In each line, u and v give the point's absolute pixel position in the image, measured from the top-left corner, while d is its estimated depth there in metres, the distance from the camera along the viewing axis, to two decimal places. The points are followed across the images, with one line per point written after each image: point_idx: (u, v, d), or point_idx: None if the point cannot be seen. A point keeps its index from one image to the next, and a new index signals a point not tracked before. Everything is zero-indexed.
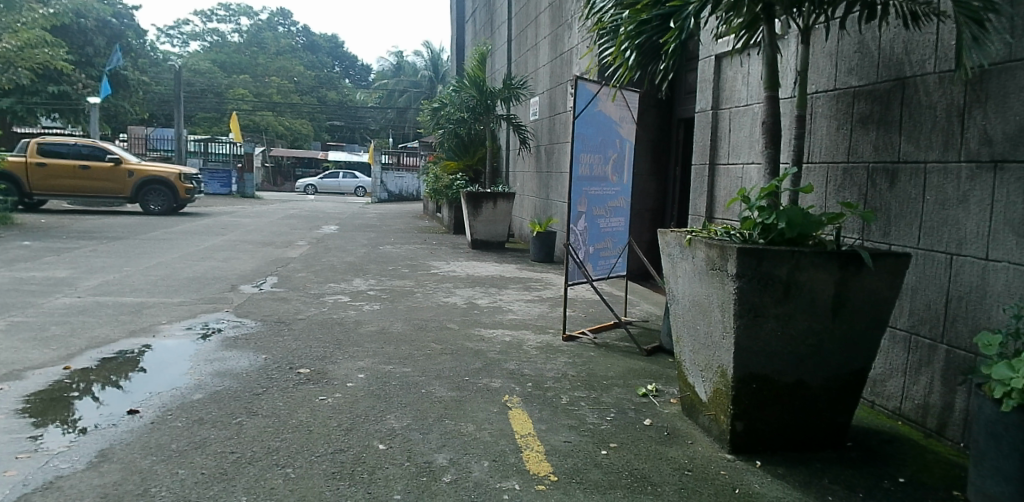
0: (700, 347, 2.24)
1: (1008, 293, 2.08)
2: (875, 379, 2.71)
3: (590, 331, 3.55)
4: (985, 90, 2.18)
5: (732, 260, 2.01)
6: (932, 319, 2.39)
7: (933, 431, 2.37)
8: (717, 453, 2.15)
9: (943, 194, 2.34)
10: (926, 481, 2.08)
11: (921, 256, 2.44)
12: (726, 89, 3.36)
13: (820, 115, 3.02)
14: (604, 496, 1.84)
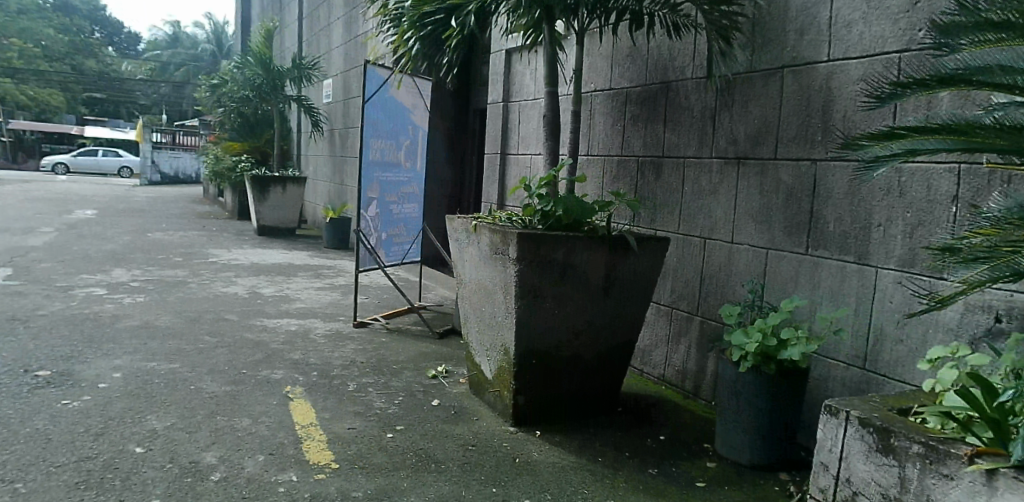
0: (485, 327, 2.34)
1: (747, 270, 2.54)
2: (642, 350, 3.04)
3: (383, 318, 3.57)
4: (731, 96, 2.60)
5: (511, 245, 2.13)
6: (689, 294, 2.78)
7: (690, 392, 2.74)
8: (501, 427, 2.28)
9: (699, 185, 2.72)
10: (681, 436, 2.39)
11: (680, 240, 2.83)
12: (515, 83, 3.52)
13: (598, 112, 3.26)
14: (386, 478, 1.88)
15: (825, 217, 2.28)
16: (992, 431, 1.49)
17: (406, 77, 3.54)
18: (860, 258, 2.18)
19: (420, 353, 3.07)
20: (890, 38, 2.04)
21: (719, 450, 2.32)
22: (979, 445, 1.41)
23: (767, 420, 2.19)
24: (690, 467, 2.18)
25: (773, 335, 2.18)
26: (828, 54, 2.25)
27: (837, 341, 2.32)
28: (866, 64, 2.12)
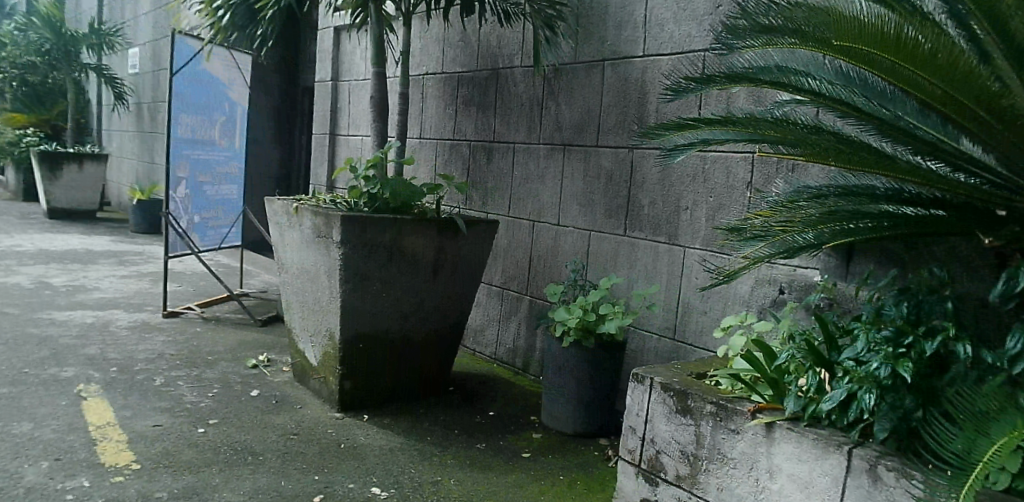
0: (308, 312, 2.34)
1: (571, 251, 2.77)
2: (476, 331, 3.23)
3: (197, 306, 3.62)
4: (557, 87, 2.78)
5: (336, 226, 2.13)
6: (519, 276, 2.99)
7: (519, 369, 2.95)
8: (328, 414, 2.30)
9: (529, 168, 2.91)
10: (509, 412, 2.53)
11: (509, 223, 3.04)
12: (345, 63, 3.99)
13: (431, 94, 3.40)
14: (195, 475, 1.81)
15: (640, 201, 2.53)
16: (773, 388, 2.01)
17: (219, 50, 3.97)
18: (670, 239, 2.46)
19: (242, 340, 3.17)
20: (695, 37, 2.28)
21: (546, 423, 2.47)
22: (760, 403, 1.97)
23: (588, 392, 2.36)
24: (516, 439, 2.35)
25: (593, 310, 2.37)
26: (643, 50, 2.46)
27: (650, 315, 2.59)
28: (676, 60, 2.34)
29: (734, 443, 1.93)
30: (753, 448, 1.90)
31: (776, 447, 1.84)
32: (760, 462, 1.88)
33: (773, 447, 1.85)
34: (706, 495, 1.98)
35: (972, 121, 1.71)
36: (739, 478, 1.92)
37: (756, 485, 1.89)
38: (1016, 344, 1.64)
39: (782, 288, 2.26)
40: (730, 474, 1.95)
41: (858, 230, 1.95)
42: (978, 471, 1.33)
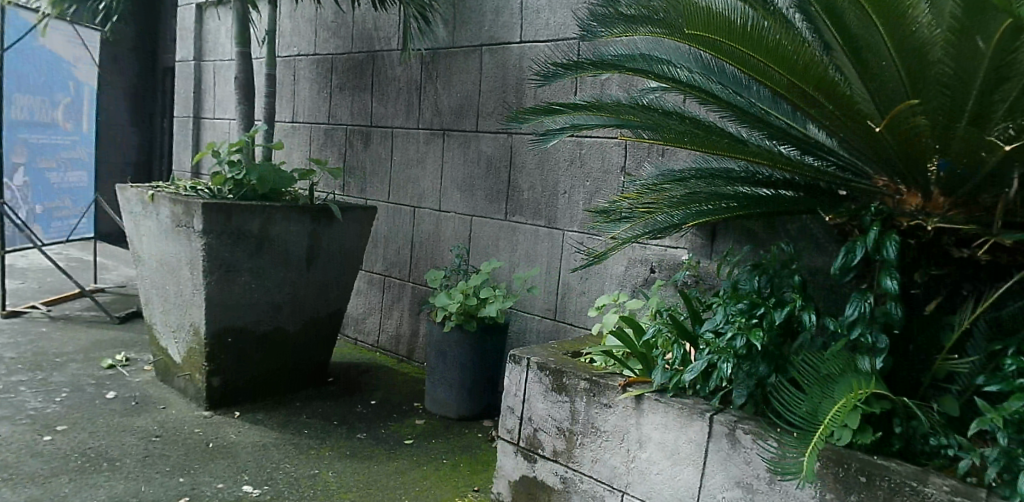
0: (168, 305, 2.85)
1: (453, 234, 3.38)
2: (359, 321, 3.94)
3: (44, 304, 4.34)
4: (437, 71, 3.40)
5: (198, 217, 2.61)
6: (402, 262, 3.67)
7: (405, 356, 3.62)
8: (195, 411, 2.75)
9: (409, 154, 3.55)
10: (387, 399, 3.00)
11: (393, 208, 3.69)
12: (209, 40, 5.08)
13: (304, 75, 4.15)
14: (44, 485, 1.99)
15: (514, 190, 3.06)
16: (643, 362, 2.20)
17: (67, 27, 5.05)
18: (550, 223, 2.90)
19: (96, 340, 3.81)
20: (568, 25, 2.82)
21: (431, 407, 2.84)
22: (628, 376, 2.18)
23: (468, 375, 2.74)
24: (399, 426, 2.70)
25: (473, 295, 2.73)
26: (520, 36, 3.03)
27: (533, 298, 3.00)
28: (553, 46, 2.89)
29: (606, 416, 2.16)
30: (623, 420, 2.13)
31: (643, 418, 2.09)
32: (629, 433, 2.12)
33: (640, 418, 2.10)
34: (581, 467, 2.19)
35: (803, 103, 2.08)
36: (609, 448, 2.15)
37: (624, 454, 2.12)
38: (852, 311, 2.06)
39: (652, 267, 2.63)
40: (602, 445, 2.17)
41: (716, 208, 2.12)
42: (819, 435, 1.73)
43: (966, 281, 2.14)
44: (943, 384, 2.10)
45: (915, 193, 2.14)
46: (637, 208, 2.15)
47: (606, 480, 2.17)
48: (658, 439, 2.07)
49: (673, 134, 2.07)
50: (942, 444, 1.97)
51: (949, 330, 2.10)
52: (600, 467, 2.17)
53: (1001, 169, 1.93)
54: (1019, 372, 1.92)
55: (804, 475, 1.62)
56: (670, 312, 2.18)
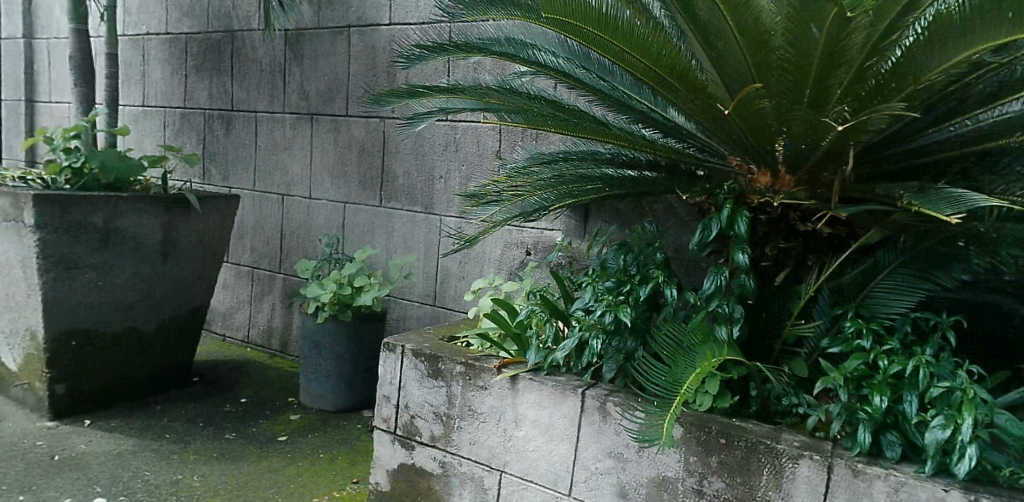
0: (11, 309, 3.09)
1: (325, 223, 3.79)
2: (226, 317, 4.44)
3: None
4: (300, 55, 3.83)
5: (30, 210, 2.89)
6: (271, 253, 4.12)
7: (276, 349, 4.13)
8: (39, 423, 3.07)
9: (275, 140, 3.98)
10: (259, 396, 3.45)
11: (257, 196, 4.15)
12: (42, 19, 5.28)
13: (154, 58, 4.62)
14: None
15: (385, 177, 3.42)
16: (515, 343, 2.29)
17: None
18: (428, 209, 3.24)
19: None
20: (424, 10, 3.27)
21: (308, 400, 3.27)
22: (504, 358, 2.28)
23: (341, 368, 3.14)
24: (270, 424, 3.07)
25: (346, 283, 3.11)
26: (388, 19, 3.44)
27: (411, 285, 3.31)
28: (422, 29, 3.31)
29: (482, 398, 2.25)
30: (500, 401, 2.22)
31: (518, 398, 2.20)
32: (505, 413, 2.23)
33: (516, 398, 2.21)
34: (459, 450, 2.30)
35: (659, 88, 2.17)
36: (487, 430, 2.25)
37: (501, 435, 2.23)
38: (709, 284, 2.18)
39: (528, 250, 2.76)
40: (479, 428, 2.27)
41: (580, 191, 2.18)
42: (678, 404, 1.87)
43: (812, 253, 2.26)
44: (793, 348, 2.26)
45: (764, 172, 2.28)
46: (505, 192, 2.20)
47: (485, 461, 2.28)
48: (534, 417, 2.19)
49: (534, 117, 2.13)
50: (794, 404, 2.14)
51: (797, 299, 2.24)
52: (478, 448, 2.28)
53: (835, 147, 2.07)
54: (856, 332, 2.15)
55: (662, 442, 1.76)
56: (541, 293, 2.24)
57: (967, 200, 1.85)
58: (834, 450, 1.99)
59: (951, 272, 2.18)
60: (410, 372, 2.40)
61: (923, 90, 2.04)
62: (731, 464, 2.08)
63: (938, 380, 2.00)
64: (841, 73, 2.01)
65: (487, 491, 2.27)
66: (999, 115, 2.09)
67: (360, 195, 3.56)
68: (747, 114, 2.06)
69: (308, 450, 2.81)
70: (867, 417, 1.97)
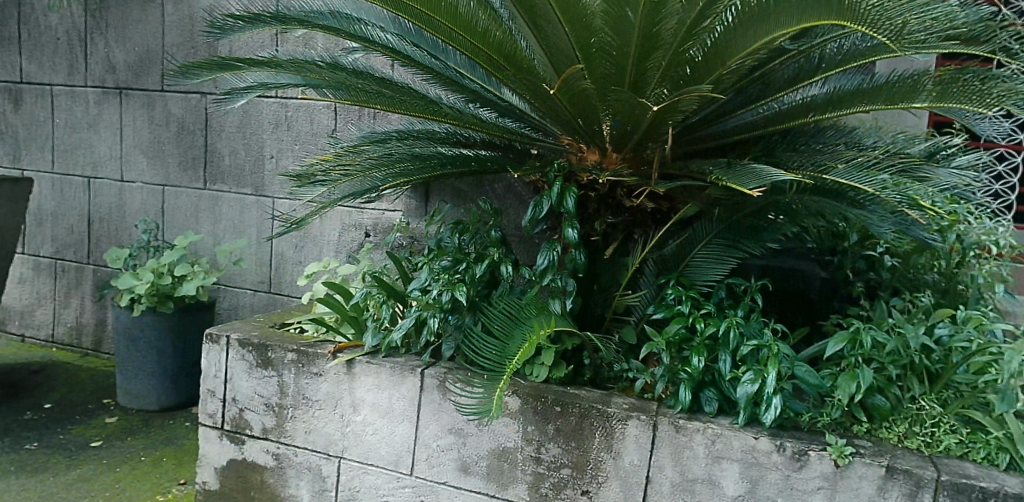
0: None
1: (142, 208, 3.74)
2: (25, 316, 4.23)
3: None
4: (105, 26, 3.71)
5: None
6: (77, 243, 3.98)
7: (89, 348, 4.04)
8: None
9: (79, 118, 3.83)
10: (68, 400, 3.35)
11: (59, 178, 3.97)
12: None
13: None
14: None
15: (209, 158, 3.49)
16: (354, 326, 2.32)
17: None
18: (257, 192, 3.39)
19: None
20: None
21: (126, 399, 3.28)
22: (340, 343, 2.28)
23: (161, 365, 3.20)
24: (83, 428, 3.03)
25: (164, 272, 3.13)
26: None
27: (242, 272, 3.45)
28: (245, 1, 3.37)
29: (317, 385, 2.25)
30: (336, 387, 2.24)
31: (355, 382, 2.22)
32: (342, 398, 2.24)
33: (353, 381, 2.22)
34: (294, 440, 2.28)
35: (488, 67, 2.20)
36: (323, 417, 2.26)
37: (339, 421, 2.25)
38: (542, 260, 2.25)
39: (368, 232, 2.96)
40: (314, 415, 2.27)
41: (413, 170, 2.18)
42: (506, 376, 1.94)
43: (637, 228, 2.40)
44: (622, 316, 2.41)
45: (593, 150, 2.37)
46: (332, 170, 2.15)
47: (323, 448, 2.29)
48: (372, 400, 2.22)
49: (361, 94, 2.12)
50: (625, 369, 2.30)
51: (624, 270, 2.35)
52: (316, 437, 2.28)
53: (655, 126, 2.19)
54: (677, 299, 2.30)
55: (490, 414, 1.84)
56: (376, 276, 2.26)
57: (763, 174, 2.03)
58: (659, 409, 2.19)
59: (758, 240, 2.36)
60: (235, 363, 2.35)
61: (729, 77, 2.22)
62: (566, 430, 2.18)
63: (747, 339, 2.21)
64: (659, 55, 2.13)
65: (327, 478, 2.28)
66: (798, 97, 2.33)
67: (181, 178, 3.58)
68: (570, 93, 2.11)
69: (127, 455, 2.79)
70: (687, 376, 2.14)
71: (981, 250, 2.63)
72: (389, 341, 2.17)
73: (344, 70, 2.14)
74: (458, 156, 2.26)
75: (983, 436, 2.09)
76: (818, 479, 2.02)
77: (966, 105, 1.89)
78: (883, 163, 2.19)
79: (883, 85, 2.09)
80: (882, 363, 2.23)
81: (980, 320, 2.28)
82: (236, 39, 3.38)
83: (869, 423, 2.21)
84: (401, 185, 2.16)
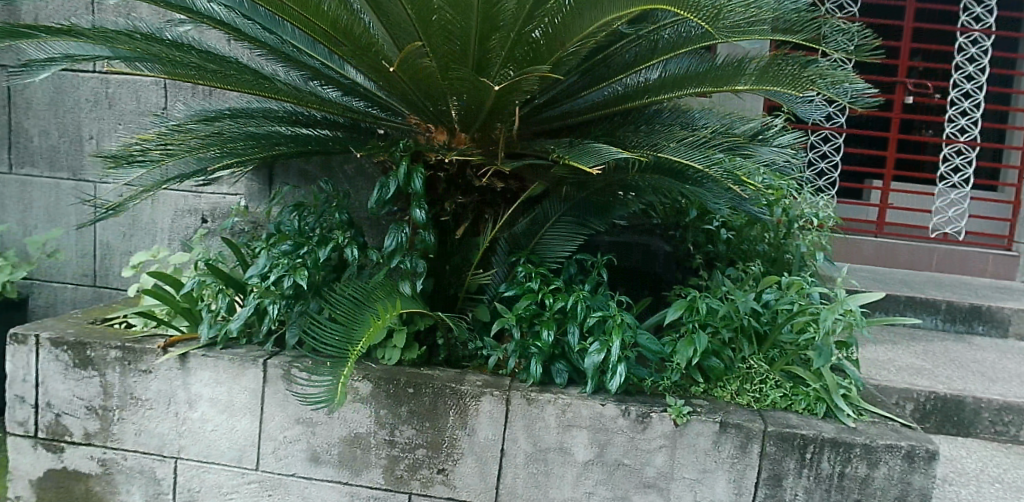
0: None
1: None
2: None
3: None
4: None
5: None
6: None
7: None
8: None
9: None
10: None
11: None
12: None
13: None
14: None
15: (14, 140, 3.21)
16: (188, 320, 2.37)
17: None
18: (74, 175, 3.18)
19: None
20: None
21: None
22: (171, 338, 2.29)
23: None
24: None
25: None
26: None
27: (64, 266, 3.27)
28: None
29: (147, 383, 2.25)
30: (168, 384, 2.24)
31: (190, 377, 2.23)
32: (176, 395, 2.24)
33: (187, 377, 2.23)
34: (122, 444, 2.28)
35: (326, 44, 2.15)
36: (157, 417, 2.27)
37: (174, 419, 2.26)
38: (391, 242, 2.28)
39: (204, 217, 2.99)
40: (148, 415, 2.27)
41: (244, 149, 2.21)
42: (351, 360, 1.92)
43: (487, 207, 2.46)
44: (475, 296, 2.46)
45: (441, 131, 2.41)
46: (153, 150, 2.12)
47: (156, 450, 2.30)
48: (209, 395, 2.23)
49: (178, 68, 2.07)
50: (478, 347, 2.34)
51: (475, 250, 2.40)
52: (148, 438, 2.28)
53: (499, 106, 2.20)
54: (527, 276, 2.36)
55: (334, 401, 1.83)
56: (211, 265, 2.31)
57: (603, 152, 2.07)
58: (511, 384, 2.23)
59: (605, 217, 2.46)
60: (50, 365, 2.30)
61: (570, 59, 2.26)
62: (420, 411, 2.18)
63: (593, 311, 2.28)
64: (500, 36, 2.10)
65: (161, 481, 2.30)
66: (637, 80, 2.40)
67: None
68: (411, 70, 2.08)
69: None
70: (537, 351, 2.19)
71: (806, 223, 2.95)
72: (227, 331, 2.20)
73: (162, 43, 2.08)
74: (294, 135, 2.30)
75: (805, 389, 2.26)
76: (660, 438, 2.14)
77: (780, 87, 2.08)
78: (712, 141, 2.31)
79: (709, 71, 2.23)
80: (716, 327, 2.34)
81: (800, 284, 2.45)
82: (43, 6, 3.18)
83: (705, 383, 2.33)
84: (231, 165, 2.19)
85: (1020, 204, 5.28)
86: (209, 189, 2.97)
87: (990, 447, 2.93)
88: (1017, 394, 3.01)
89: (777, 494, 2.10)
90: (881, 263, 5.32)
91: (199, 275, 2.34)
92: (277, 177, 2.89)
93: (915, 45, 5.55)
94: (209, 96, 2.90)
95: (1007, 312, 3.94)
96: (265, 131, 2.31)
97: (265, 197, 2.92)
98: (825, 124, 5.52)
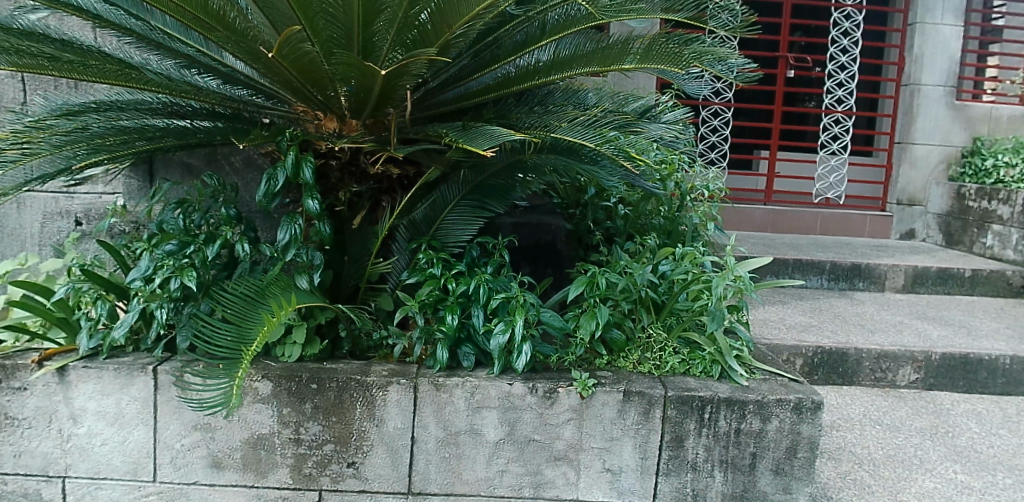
0: None
1: None
2: None
3: None
4: None
5: None
6: None
7: None
8: None
9: None
10: None
11: None
12: None
13: None
14: None
15: None
16: (65, 331, 2.26)
17: None
18: None
19: None
20: None
21: None
22: (46, 351, 2.16)
23: None
24: None
25: None
26: None
27: None
28: None
29: (22, 402, 2.13)
30: (48, 399, 2.12)
31: (71, 391, 2.11)
32: (58, 411, 2.12)
33: (68, 391, 2.11)
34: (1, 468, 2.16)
35: (200, 31, 2.01)
36: (39, 436, 2.14)
37: (57, 437, 2.14)
38: (284, 235, 2.19)
39: (77, 219, 2.89)
40: (28, 435, 2.14)
41: (115, 144, 2.12)
42: (246, 362, 1.83)
43: (385, 195, 2.48)
44: (377, 285, 2.46)
45: (331, 118, 2.37)
46: (7, 149, 1.94)
47: (40, 471, 2.17)
48: (95, 408, 2.12)
49: (27, 58, 1.96)
50: (384, 336, 2.33)
51: (373, 238, 2.41)
52: (30, 459, 2.16)
53: (389, 90, 2.15)
54: (429, 262, 2.33)
55: (229, 405, 1.74)
56: (86, 271, 2.21)
57: (496, 134, 2.00)
58: (418, 371, 2.21)
59: (505, 200, 2.46)
60: None
61: (459, 41, 2.19)
62: (325, 406, 2.13)
63: (496, 293, 2.25)
64: (386, 18, 1.99)
65: None
66: (528, 61, 2.39)
67: None
68: (292, 57, 1.98)
69: None
70: (443, 336, 2.17)
71: (698, 195, 3.18)
72: (109, 341, 2.10)
73: (10, 32, 1.96)
74: (170, 127, 2.24)
75: (701, 353, 2.31)
76: (567, 412, 2.15)
77: (663, 65, 2.06)
78: (604, 120, 2.29)
79: (595, 51, 2.22)
80: (616, 300, 2.37)
81: (693, 254, 2.43)
82: None
83: (608, 355, 2.36)
84: (102, 161, 2.09)
85: (891, 167, 5.84)
86: (81, 190, 2.87)
87: (871, 393, 3.20)
88: (892, 342, 3.29)
89: (680, 455, 2.14)
90: (771, 229, 5.71)
91: (73, 282, 2.24)
92: (157, 172, 2.80)
93: (795, 20, 5.94)
94: (74, 89, 2.74)
95: (883, 268, 4.30)
96: (136, 124, 2.23)
97: (145, 193, 2.81)
98: (714, 100, 5.89)
